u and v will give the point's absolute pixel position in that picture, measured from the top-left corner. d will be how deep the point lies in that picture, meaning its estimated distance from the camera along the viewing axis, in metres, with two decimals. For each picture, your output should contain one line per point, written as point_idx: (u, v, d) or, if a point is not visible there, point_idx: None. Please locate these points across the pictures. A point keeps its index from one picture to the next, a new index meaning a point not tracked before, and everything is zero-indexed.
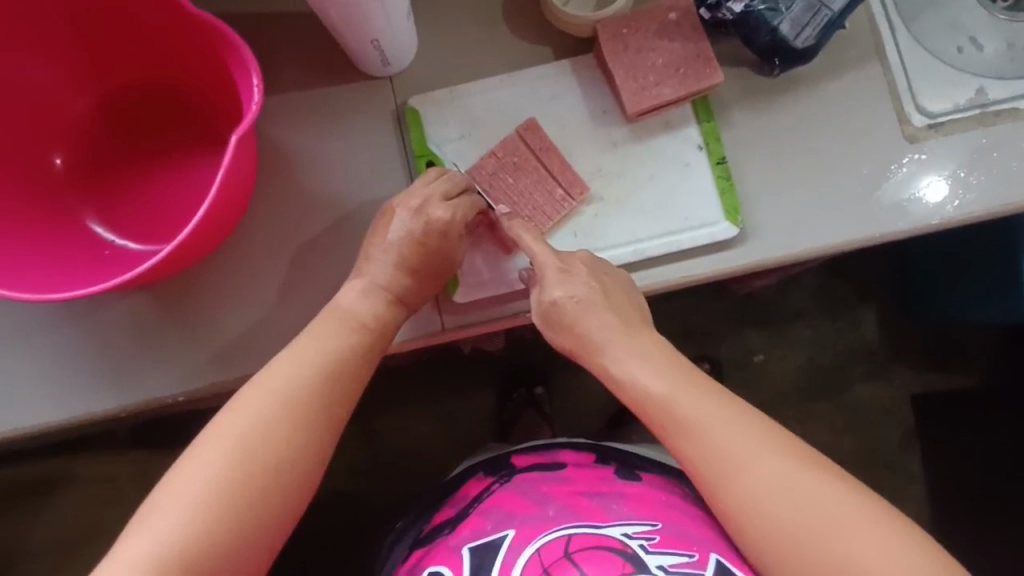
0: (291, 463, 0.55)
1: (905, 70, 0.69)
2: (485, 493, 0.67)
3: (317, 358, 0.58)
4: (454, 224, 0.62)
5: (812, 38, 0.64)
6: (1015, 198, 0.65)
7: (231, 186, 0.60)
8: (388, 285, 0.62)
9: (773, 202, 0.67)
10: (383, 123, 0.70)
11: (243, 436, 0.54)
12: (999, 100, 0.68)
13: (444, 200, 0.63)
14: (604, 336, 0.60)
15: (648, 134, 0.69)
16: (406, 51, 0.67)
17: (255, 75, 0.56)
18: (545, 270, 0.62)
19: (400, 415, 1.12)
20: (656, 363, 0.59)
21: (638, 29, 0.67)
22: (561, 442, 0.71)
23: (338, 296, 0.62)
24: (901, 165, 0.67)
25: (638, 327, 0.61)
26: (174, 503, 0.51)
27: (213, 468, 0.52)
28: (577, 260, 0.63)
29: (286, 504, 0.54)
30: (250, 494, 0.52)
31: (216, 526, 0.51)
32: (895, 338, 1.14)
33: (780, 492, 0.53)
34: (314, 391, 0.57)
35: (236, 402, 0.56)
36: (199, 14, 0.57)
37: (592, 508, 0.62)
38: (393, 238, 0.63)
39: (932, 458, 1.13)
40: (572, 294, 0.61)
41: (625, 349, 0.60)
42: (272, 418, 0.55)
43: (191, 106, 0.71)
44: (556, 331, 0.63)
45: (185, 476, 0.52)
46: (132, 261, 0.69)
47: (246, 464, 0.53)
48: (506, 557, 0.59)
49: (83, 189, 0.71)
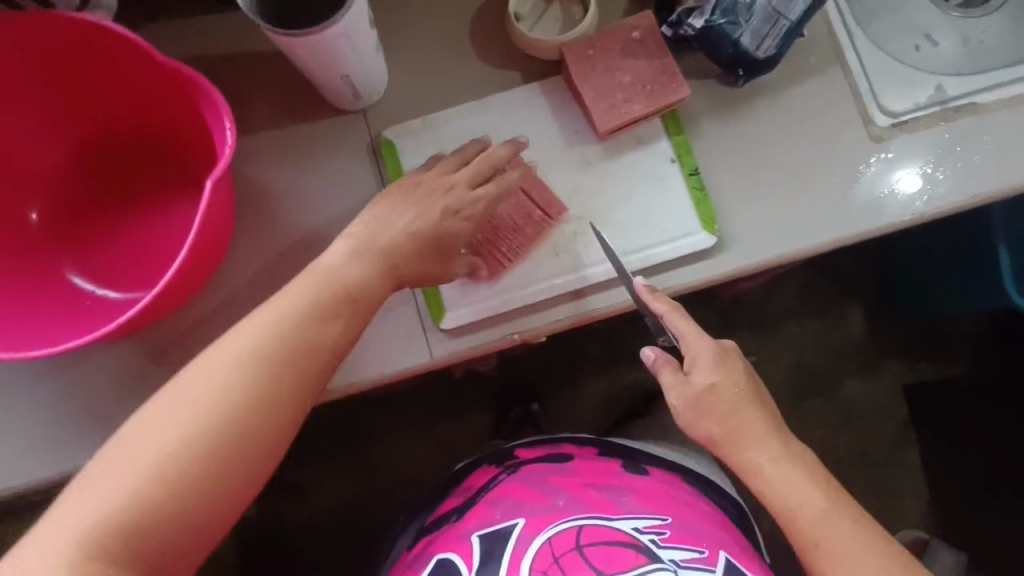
0: (251, 438, 0.51)
1: (865, 74, 0.71)
2: (491, 482, 0.68)
3: (291, 315, 0.55)
4: (469, 203, 0.62)
5: (773, 49, 0.65)
6: (980, 194, 0.67)
7: (208, 230, 0.60)
8: (381, 254, 0.59)
9: (748, 209, 0.68)
10: (358, 156, 0.70)
11: (204, 398, 0.51)
12: (958, 96, 0.70)
13: (468, 176, 0.63)
14: (750, 428, 0.62)
15: (620, 151, 0.70)
16: (376, 84, 0.68)
17: (228, 119, 0.57)
18: (699, 354, 0.62)
19: (398, 441, 1.12)
20: (785, 460, 0.62)
21: (604, 49, 0.68)
22: (562, 440, 0.74)
23: (324, 259, 0.59)
24: (869, 164, 0.68)
25: (781, 426, 0.64)
26: (132, 460, 0.48)
27: (176, 426, 0.50)
28: (729, 350, 0.64)
29: (240, 475, 0.51)
30: (210, 455, 0.50)
31: (166, 485, 0.48)
32: (882, 330, 1.15)
33: (833, 531, 0.59)
34: (290, 359, 0.54)
35: (211, 353, 0.53)
36: (165, 61, 0.57)
37: (601, 500, 0.62)
38: (411, 205, 0.61)
39: (927, 447, 1.14)
40: (727, 381, 0.62)
41: (771, 445, 0.62)
42: (249, 381, 0.52)
43: (166, 151, 0.71)
44: (702, 418, 0.63)
45: (139, 441, 0.49)
46: (115, 310, 0.68)
47: (209, 425, 0.50)
48: (517, 545, 0.59)
49: (59, 241, 0.71)
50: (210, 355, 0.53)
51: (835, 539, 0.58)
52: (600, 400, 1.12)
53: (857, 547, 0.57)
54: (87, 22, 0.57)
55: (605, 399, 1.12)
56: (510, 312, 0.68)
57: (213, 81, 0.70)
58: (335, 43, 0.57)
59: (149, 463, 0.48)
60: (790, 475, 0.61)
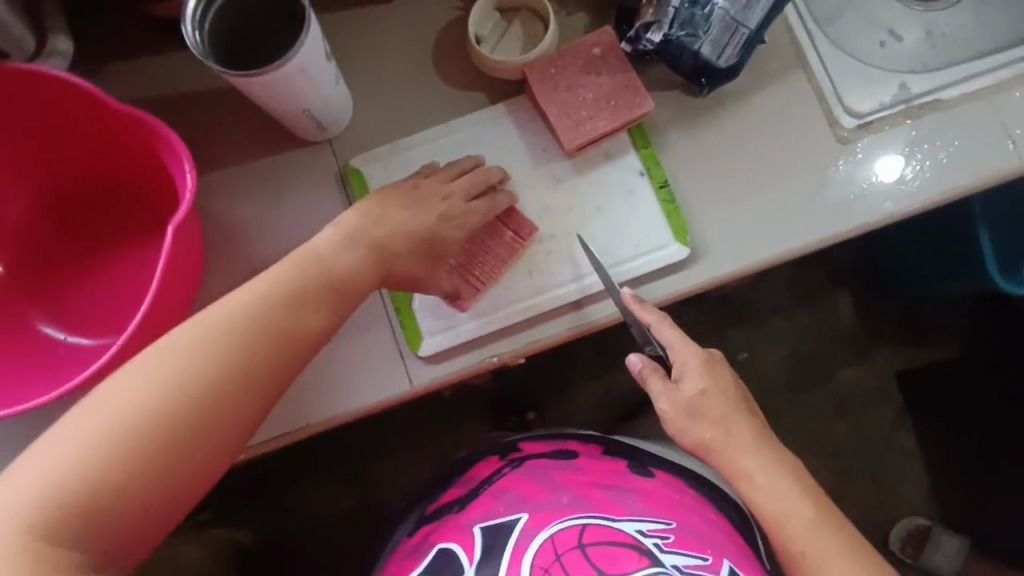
0: (198, 425, 0.50)
1: (828, 75, 0.71)
2: (495, 475, 0.67)
3: (253, 311, 0.53)
4: (463, 216, 0.64)
5: (734, 57, 0.66)
6: (948, 189, 0.67)
7: (175, 273, 0.60)
8: (372, 245, 0.59)
9: (720, 218, 0.68)
10: (328, 186, 0.70)
11: (155, 381, 0.49)
12: (921, 93, 0.70)
13: (464, 192, 0.65)
14: (740, 436, 0.62)
15: (589, 166, 0.70)
16: (340, 114, 0.68)
17: (187, 162, 0.57)
18: (690, 360, 0.62)
19: (393, 461, 1.11)
20: (774, 469, 0.62)
21: (565, 66, 0.68)
22: (569, 437, 0.71)
23: (314, 238, 0.58)
24: (838, 166, 0.68)
25: (768, 432, 0.64)
26: (73, 443, 0.46)
27: (112, 421, 0.47)
28: (716, 357, 0.65)
29: (180, 461, 0.49)
30: (156, 440, 0.48)
31: (104, 467, 0.46)
32: (871, 320, 1.15)
33: (818, 544, 0.59)
34: (247, 349, 0.52)
35: (170, 337, 0.51)
36: (123, 109, 0.58)
37: (607, 500, 0.63)
38: (413, 210, 0.62)
39: (922, 435, 1.14)
40: (717, 386, 0.62)
41: (760, 453, 0.62)
42: (204, 369, 0.50)
43: (132, 193, 0.71)
44: (691, 421, 0.62)
45: (82, 423, 0.47)
46: (89, 357, 0.67)
47: (156, 409, 0.48)
48: (519, 540, 0.59)
49: (28, 291, 0.70)
50: (169, 339, 0.51)
51: (822, 550, 0.59)
52: (593, 408, 1.12)
53: (841, 559, 0.58)
54: (41, 74, 0.57)
55: (599, 406, 1.11)
56: (490, 334, 0.68)
57: (176, 120, 0.70)
58: (293, 79, 0.57)
59: (91, 446, 0.46)
60: (779, 485, 0.61)
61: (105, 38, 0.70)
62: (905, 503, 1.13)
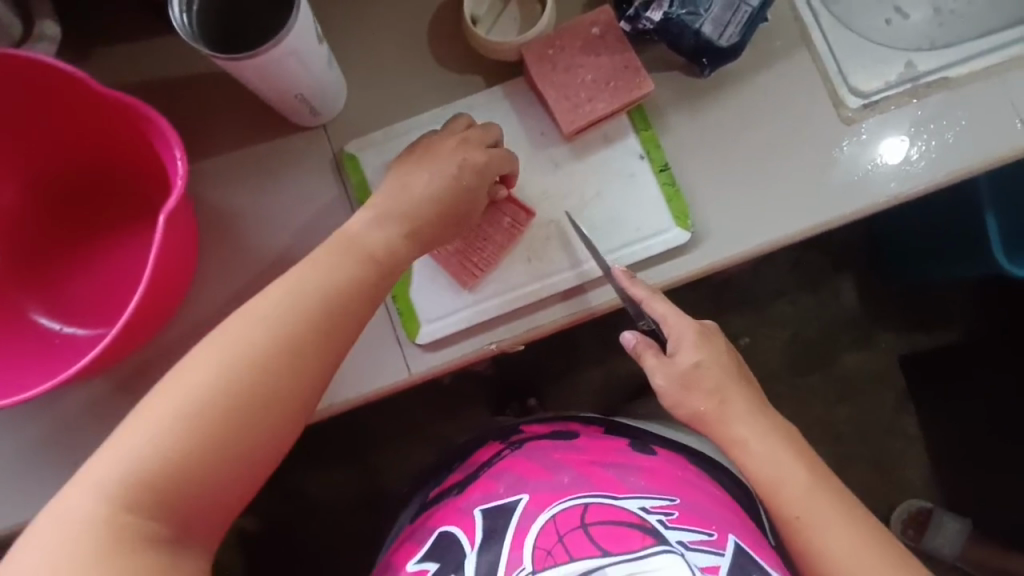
0: (259, 422, 0.49)
1: (833, 53, 0.69)
2: (495, 458, 0.68)
3: (307, 296, 0.52)
4: (491, 168, 0.61)
5: (736, 36, 0.64)
6: (956, 169, 0.66)
7: (169, 262, 0.59)
8: (409, 217, 0.58)
9: (722, 202, 0.67)
10: (323, 172, 0.69)
11: (209, 380, 0.48)
12: (929, 72, 0.68)
13: (481, 144, 0.62)
14: (735, 406, 0.62)
15: (589, 150, 0.69)
16: (334, 98, 0.67)
17: (177, 147, 0.56)
18: (684, 334, 0.62)
19: (394, 448, 1.11)
20: (771, 435, 0.61)
21: (564, 47, 0.66)
22: (570, 418, 0.73)
23: (347, 223, 0.57)
24: (842, 148, 0.67)
25: (764, 403, 0.63)
26: (138, 447, 0.46)
27: (176, 415, 0.47)
28: (710, 330, 0.64)
29: (239, 460, 0.49)
30: (220, 438, 0.48)
31: (169, 466, 0.46)
32: (876, 303, 1.14)
33: (814, 506, 0.58)
34: (297, 343, 0.51)
35: (216, 335, 0.50)
36: (109, 93, 0.57)
37: (608, 478, 0.62)
38: (434, 174, 0.59)
39: (926, 419, 1.13)
40: (712, 359, 0.62)
41: (755, 420, 0.61)
42: (258, 364, 0.49)
43: (124, 181, 0.70)
44: (688, 397, 0.62)
45: (143, 426, 0.47)
46: (85, 348, 0.67)
47: (214, 407, 0.48)
48: (521, 522, 0.57)
49: (21, 283, 0.70)
50: (215, 337, 0.50)
51: (816, 512, 0.57)
52: (594, 394, 1.11)
53: (837, 522, 0.57)
54: (23, 59, 0.56)
55: (601, 391, 1.11)
56: (499, 317, 0.67)
57: (167, 107, 0.69)
58: (284, 62, 0.56)
59: (157, 448, 0.46)
60: (772, 449, 0.60)
61: (94, 23, 0.69)
62: (908, 486, 1.13)
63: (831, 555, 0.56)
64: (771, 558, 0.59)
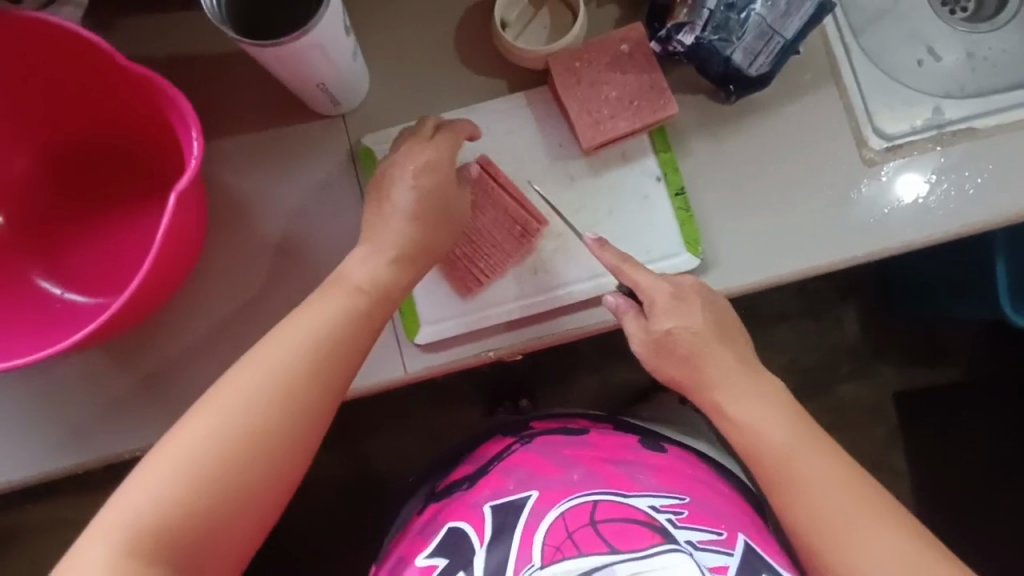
0: (264, 468, 0.52)
1: (861, 92, 0.69)
2: (504, 452, 0.67)
3: (310, 341, 0.55)
4: (443, 164, 0.61)
5: (766, 66, 0.64)
6: (985, 219, 0.65)
7: (177, 241, 0.59)
8: (397, 244, 0.59)
9: (735, 231, 0.67)
10: (338, 163, 0.69)
11: (213, 433, 0.51)
12: (955, 120, 0.68)
13: (427, 141, 0.61)
14: (719, 367, 0.60)
15: (606, 166, 0.68)
16: (356, 89, 0.66)
17: (194, 128, 0.56)
18: (658, 299, 0.60)
19: (382, 436, 1.11)
20: (754, 391, 0.60)
21: (591, 61, 0.66)
22: (575, 416, 0.72)
23: (343, 265, 0.59)
24: (861, 189, 0.66)
25: (752, 364, 0.61)
26: (149, 499, 0.48)
27: (184, 467, 0.49)
28: (690, 288, 0.61)
29: (247, 507, 0.51)
30: (228, 489, 0.50)
31: (178, 518, 0.49)
32: (876, 336, 1.14)
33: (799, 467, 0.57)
34: (295, 397, 0.53)
35: (215, 391, 0.52)
36: (131, 68, 0.56)
37: (617, 476, 0.62)
38: (397, 190, 0.60)
39: (915, 458, 1.13)
40: (688, 324, 0.59)
41: (741, 383, 0.60)
42: (264, 414, 0.52)
43: (137, 153, 0.70)
44: (664, 361, 0.61)
45: (150, 483, 0.49)
46: (84, 316, 0.67)
47: (219, 454, 0.50)
48: (530, 520, 0.57)
49: (27, 246, 0.70)
50: (213, 394, 0.52)
51: (801, 471, 0.57)
52: (586, 402, 1.11)
53: (813, 473, 0.56)
54: (50, 25, 0.56)
55: (594, 400, 1.11)
56: (515, 322, 0.67)
57: (188, 82, 0.69)
58: (309, 53, 0.55)
59: (169, 501, 0.48)
60: (759, 412, 0.59)
61: None
62: None
63: (816, 514, 0.55)
64: (774, 554, 0.59)
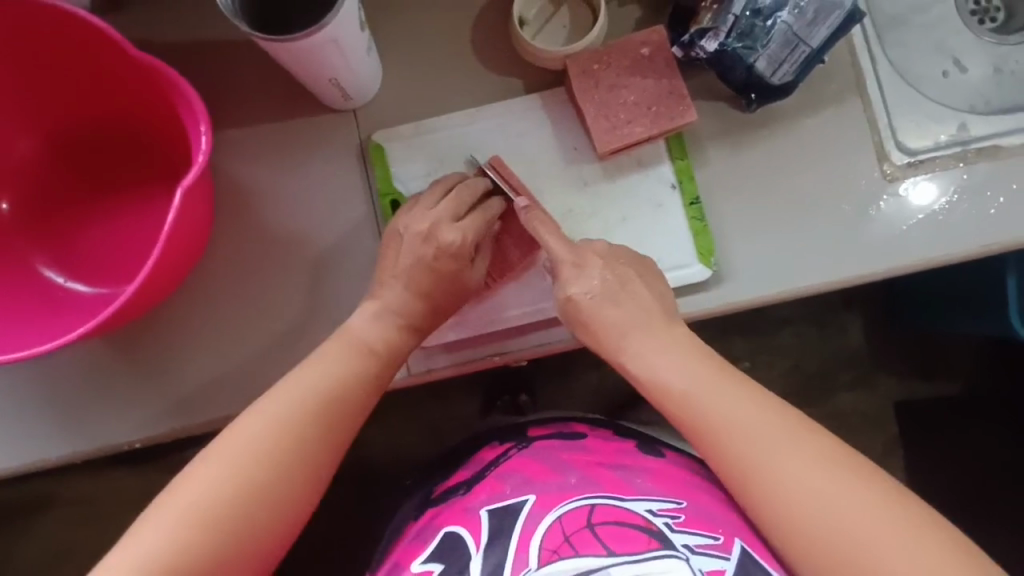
0: (273, 515, 0.52)
1: (885, 104, 0.67)
2: (501, 458, 0.66)
3: (319, 390, 0.56)
4: (466, 247, 0.60)
5: (789, 75, 0.62)
6: (1008, 239, 0.63)
7: (181, 235, 0.58)
8: (399, 310, 0.60)
9: (748, 243, 0.65)
10: (347, 158, 0.67)
11: (221, 481, 0.51)
12: (980, 137, 0.67)
13: (453, 222, 0.61)
14: (625, 332, 0.59)
15: (619, 172, 0.67)
16: (369, 84, 0.65)
17: (203, 122, 0.54)
18: (561, 267, 0.60)
19: (380, 427, 1.11)
20: (678, 357, 0.58)
21: (609, 64, 0.64)
22: (574, 420, 0.71)
23: (349, 320, 0.60)
24: (881, 204, 0.65)
25: (661, 321, 0.59)
26: (155, 549, 0.48)
27: (191, 513, 0.50)
28: (592, 252, 0.61)
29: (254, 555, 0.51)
30: (233, 536, 0.50)
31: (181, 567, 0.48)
32: (883, 345, 1.13)
33: (768, 453, 0.53)
34: (302, 441, 0.54)
35: (222, 442, 0.53)
36: (139, 57, 0.55)
37: (614, 480, 0.61)
38: (405, 264, 0.60)
39: (916, 469, 1.12)
40: (587, 290, 0.59)
41: (643, 344, 0.58)
42: (274, 460, 0.53)
43: (143, 141, 0.69)
44: (576, 329, 0.61)
45: (157, 530, 0.49)
46: (86, 305, 0.66)
47: (228, 501, 0.51)
48: (526, 524, 0.57)
49: (30, 235, 0.69)
50: (221, 443, 0.53)
51: (772, 458, 0.53)
52: (586, 401, 1.11)
53: (784, 460, 0.52)
54: (54, 10, 0.55)
55: (594, 399, 1.11)
56: (524, 328, 0.66)
57: (198, 70, 0.67)
58: (323, 48, 0.54)
59: (176, 550, 0.48)
60: (719, 397, 0.56)
61: None
62: None
63: (796, 500, 0.51)
64: (771, 559, 0.57)
